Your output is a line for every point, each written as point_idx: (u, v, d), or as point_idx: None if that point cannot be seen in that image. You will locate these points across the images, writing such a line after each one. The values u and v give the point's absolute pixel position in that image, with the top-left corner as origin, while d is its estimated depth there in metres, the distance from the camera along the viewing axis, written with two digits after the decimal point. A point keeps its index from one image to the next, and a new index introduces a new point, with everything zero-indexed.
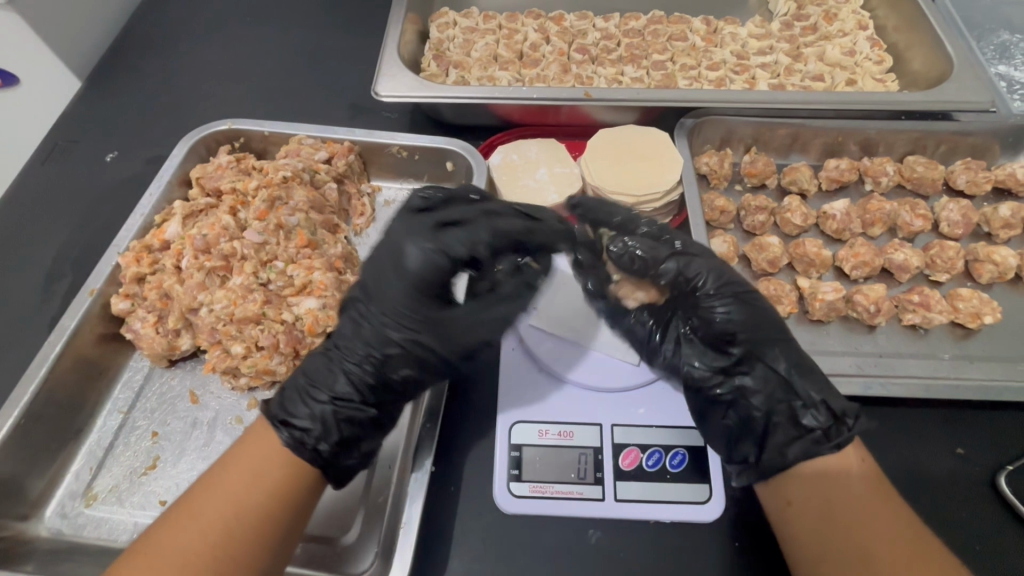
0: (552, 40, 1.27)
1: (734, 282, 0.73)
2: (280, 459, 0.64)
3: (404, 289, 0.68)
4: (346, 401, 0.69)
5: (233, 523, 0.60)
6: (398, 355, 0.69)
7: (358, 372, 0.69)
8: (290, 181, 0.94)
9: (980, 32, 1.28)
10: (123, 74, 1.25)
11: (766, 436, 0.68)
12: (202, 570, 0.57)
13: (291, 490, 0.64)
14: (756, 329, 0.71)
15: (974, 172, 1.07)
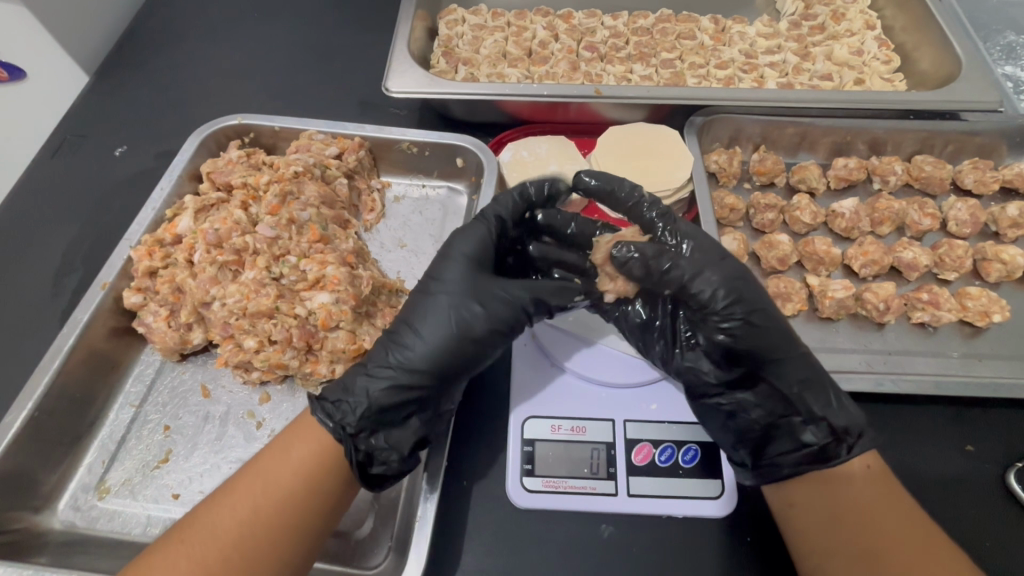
0: (561, 38, 1.27)
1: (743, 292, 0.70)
2: (312, 442, 0.67)
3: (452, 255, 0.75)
4: (378, 377, 0.69)
5: (262, 504, 0.63)
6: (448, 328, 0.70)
7: (412, 346, 0.70)
8: (301, 176, 0.94)
9: (986, 33, 1.28)
10: (131, 69, 1.25)
11: (769, 440, 0.72)
12: (231, 546, 0.60)
13: (319, 473, 0.66)
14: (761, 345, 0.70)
15: (982, 172, 1.07)
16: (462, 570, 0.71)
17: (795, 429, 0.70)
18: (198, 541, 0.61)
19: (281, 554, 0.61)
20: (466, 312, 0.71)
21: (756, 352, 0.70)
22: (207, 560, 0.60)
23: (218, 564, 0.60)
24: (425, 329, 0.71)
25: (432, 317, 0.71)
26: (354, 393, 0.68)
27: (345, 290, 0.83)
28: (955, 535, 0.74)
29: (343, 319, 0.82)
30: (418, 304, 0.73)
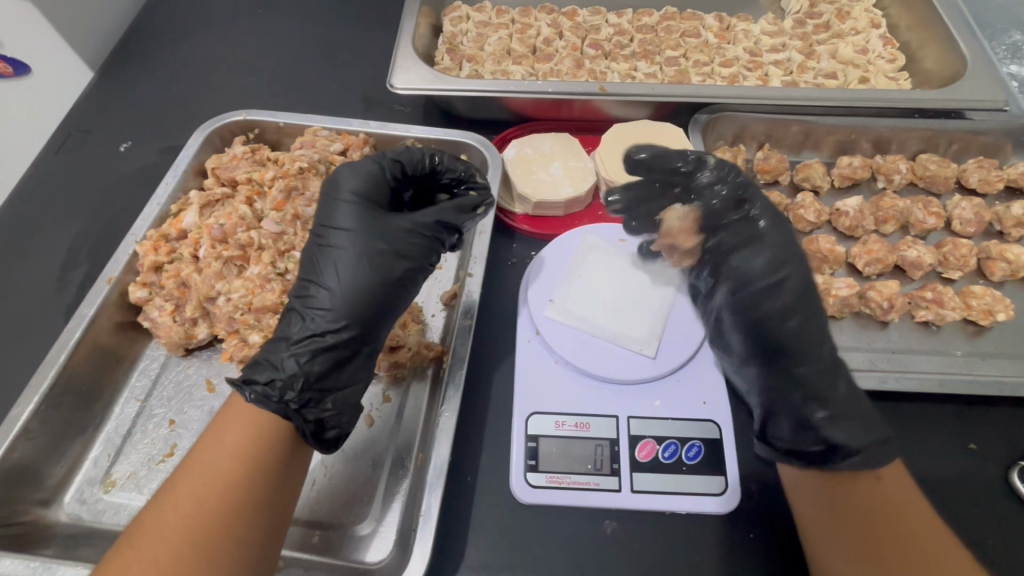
0: (565, 36, 1.27)
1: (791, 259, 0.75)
2: (240, 420, 0.65)
3: (353, 217, 0.77)
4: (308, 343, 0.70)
5: (205, 490, 0.60)
6: (366, 270, 0.74)
7: (330, 297, 0.73)
8: (306, 172, 0.95)
9: (992, 32, 1.28)
10: (136, 65, 1.25)
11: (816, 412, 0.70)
12: (184, 542, 0.57)
13: (254, 450, 0.63)
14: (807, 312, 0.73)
15: (987, 171, 1.07)
16: (466, 564, 0.72)
17: (853, 416, 0.69)
18: (147, 541, 0.57)
19: (235, 536, 0.59)
20: (379, 256, 0.75)
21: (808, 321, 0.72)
22: (160, 559, 0.56)
23: (171, 560, 0.56)
24: (341, 279, 0.73)
25: (346, 268, 0.74)
26: (286, 362, 0.68)
27: None
28: (959, 533, 0.74)
29: None
30: (323, 254, 0.75)
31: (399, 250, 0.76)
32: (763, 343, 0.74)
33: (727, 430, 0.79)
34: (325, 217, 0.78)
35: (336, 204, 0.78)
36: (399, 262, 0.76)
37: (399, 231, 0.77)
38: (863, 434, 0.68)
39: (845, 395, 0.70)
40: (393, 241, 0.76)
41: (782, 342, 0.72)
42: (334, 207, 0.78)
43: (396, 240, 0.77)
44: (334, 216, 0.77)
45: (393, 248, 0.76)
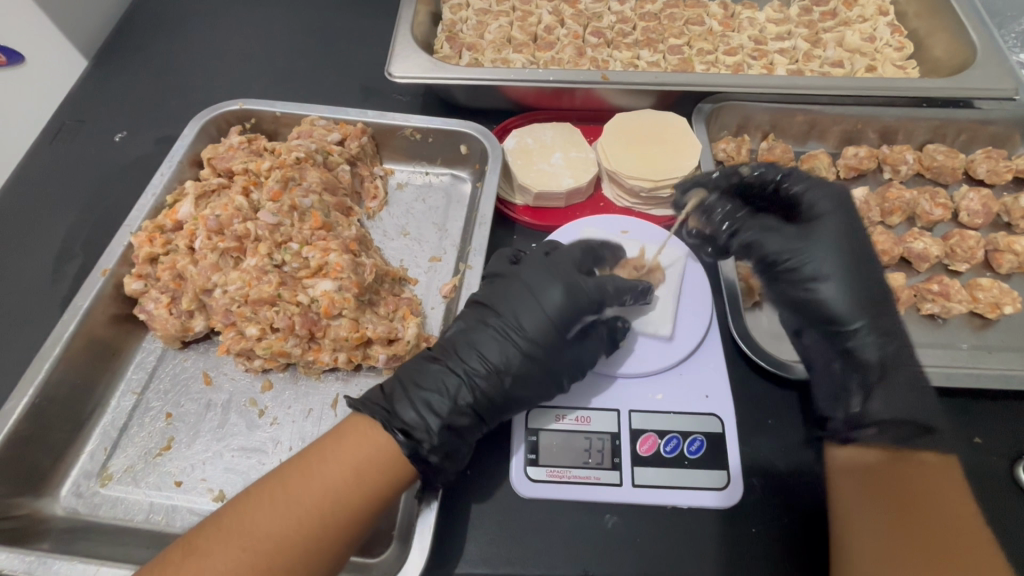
0: (567, 23, 1.25)
1: (852, 238, 0.78)
2: (382, 461, 0.65)
3: (539, 315, 0.75)
4: (458, 415, 0.71)
5: (328, 520, 0.61)
6: (531, 381, 0.74)
7: (498, 392, 0.73)
8: (303, 162, 0.93)
9: (1002, 20, 1.25)
10: (130, 53, 1.23)
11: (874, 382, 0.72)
12: (289, 559, 0.59)
13: (383, 491, 0.65)
14: (875, 298, 0.75)
15: (995, 162, 1.05)
16: (466, 560, 0.71)
17: (907, 384, 0.71)
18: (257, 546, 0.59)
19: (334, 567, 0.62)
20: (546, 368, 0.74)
21: (873, 298, 0.75)
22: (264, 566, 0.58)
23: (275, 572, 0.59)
24: (514, 380, 0.73)
25: (510, 353, 0.73)
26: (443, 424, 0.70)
27: (348, 278, 0.82)
28: None
29: (345, 307, 0.81)
30: (498, 338, 0.74)
31: (567, 362, 0.76)
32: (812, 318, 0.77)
33: (729, 424, 0.78)
34: (530, 301, 0.76)
35: (530, 303, 0.76)
36: (559, 376, 0.75)
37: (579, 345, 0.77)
38: (917, 404, 0.70)
39: (896, 368, 0.72)
40: (560, 358, 0.75)
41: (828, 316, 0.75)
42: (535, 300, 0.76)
43: (569, 351, 0.76)
44: (529, 306, 0.76)
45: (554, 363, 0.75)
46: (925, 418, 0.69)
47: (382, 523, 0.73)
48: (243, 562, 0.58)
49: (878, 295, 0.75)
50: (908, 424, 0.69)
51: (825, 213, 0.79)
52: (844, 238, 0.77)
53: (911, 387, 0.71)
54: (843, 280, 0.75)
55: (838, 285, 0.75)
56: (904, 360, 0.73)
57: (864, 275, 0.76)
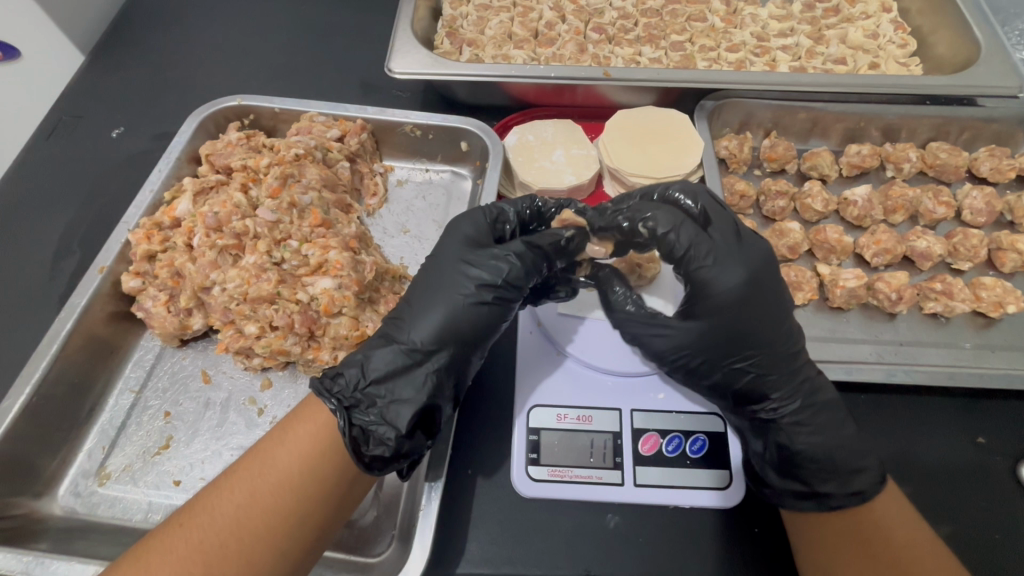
0: (568, 19, 1.24)
1: (760, 324, 0.69)
2: (313, 421, 0.65)
3: (458, 238, 0.75)
4: (379, 353, 0.68)
5: (265, 490, 0.61)
6: (445, 298, 0.70)
7: (412, 323, 0.69)
8: (302, 159, 0.92)
9: (1005, 17, 1.25)
10: (127, 48, 1.22)
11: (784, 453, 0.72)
12: (227, 536, 0.58)
13: (315, 452, 0.63)
14: (782, 385, 0.71)
15: (999, 160, 1.05)
16: (466, 560, 0.70)
17: (825, 440, 0.70)
18: (197, 524, 0.59)
19: (281, 548, 0.59)
20: (456, 282, 0.71)
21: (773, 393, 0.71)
22: (204, 546, 0.57)
23: (215, 551, 0.57)
24: (425, 305, 0.70)
25: (432, 280, 0.72)
26: (354, 366, 0.67)
27: (348, 275, 0.82)
28: (966, 527, 0.73)
29: (346, 305, 0.80)
30: (420, 277, 0.74)
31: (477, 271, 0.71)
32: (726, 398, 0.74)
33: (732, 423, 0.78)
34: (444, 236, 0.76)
35: (450, 235, 0.76)
36: (473, 284, 0.70)
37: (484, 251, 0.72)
38: (834, 460, 0.69)
39: (818, 449, 0.70)
40: (468, 270, 0.71)
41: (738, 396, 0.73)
42: (451, 236, 0.75)
43: (476, 258, 0.72)
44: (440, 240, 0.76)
45: (466, 277, 0.71)
46: (846, 471, 0.68)
47: (385, 521, 0.73)
48: (185, 548, 0.57)
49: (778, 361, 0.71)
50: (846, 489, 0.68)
51: (730, 298, 0.68)
52: (745, 322, 0.69)
53: (818, 454, 0.70)
54: (737, 361, 0.71)
55: (740, 384, 0.72)
56: (818, 419, 0.71)
57: (772, 353, 0.70)
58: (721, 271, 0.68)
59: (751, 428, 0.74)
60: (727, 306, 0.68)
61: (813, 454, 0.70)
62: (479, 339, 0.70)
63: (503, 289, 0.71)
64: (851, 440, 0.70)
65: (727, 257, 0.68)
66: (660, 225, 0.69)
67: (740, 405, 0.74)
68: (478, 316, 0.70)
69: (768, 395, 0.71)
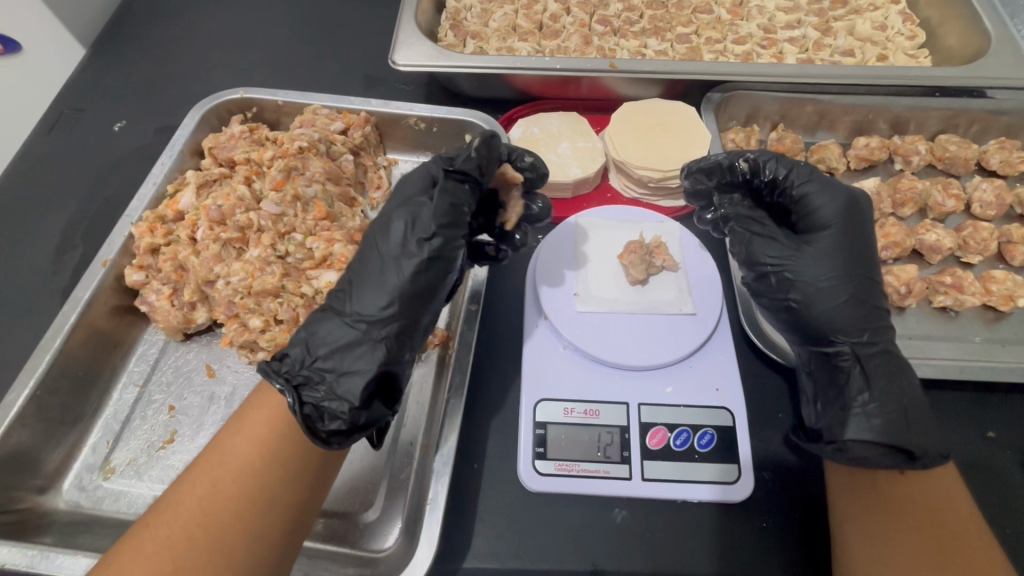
0: (573, 11, 1.22)
1: (852, 251, 0.75)
2: (268, 406, 0.64)
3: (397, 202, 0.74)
4: (330, 327, 0.67)
5: (228, 479, 0.60)
6: (386, 262, 0.69)
7: (358, 293, 0.68)
8: (306, 151, 0.91)
9: (1015, 8, 1.23)
10: (129, 42, 1.21)
11: (858, 392, 0.69)
12: (195, 530, 0.57)
13: (273, 434, 0.63)
14: (862, 320, 0.72)
15: (1008, 153, 1.04)
16: (473, 555, 0.70)
17: (895, 398, 0.68)
18: (163, 521, 0.58)
19: (253, 535, 0.58)
20: (390, 245, 0.70)
21: (857, 326, 0.72)
22: (173, 542, 0.56)
23: (185, 546, 0.56)
24: (366, 274, 0.69)
25: (376, 247, 0.71)
26: (303, 341, 0.66)
27: None
28: None
29: None
30: (366, 238, 0.72)
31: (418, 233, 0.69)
32: (804, 333, 0.75)
33: (740, 417, 0.77)
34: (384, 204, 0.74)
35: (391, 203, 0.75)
36: (412, 243, 0.69)
37: (423, 210, 0.71)
38: (889, 418, 0.67)
39: (888, 388, 0.69)
40: (406, 231, 0.70)
41: (821, 329, 0.73)
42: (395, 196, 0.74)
43: (413, 220, 0.70)
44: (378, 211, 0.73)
45: (404, 238, 0.70)
46: (903, 437, 0.65)
47: (390, 516, 0.73)
48: (152, 547, 0.56)
49: (868, 292, 0.74)
50: (898, 443, 0.65)
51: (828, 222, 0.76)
52: (844, 248, 0.74)
53: (885, 407, 0.67)
54: (833, 282, 0.73)
55: (818, 316, 0.73)
56: (891, 377, 0.70)
57: (857, 292, 0.73)
58: (820, 202, 0.77)
59: (826, 377, 0.73)
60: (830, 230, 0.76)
61: (879, 407, 0.67)
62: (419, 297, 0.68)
63: (439, 240, 0.69)
64: (899, 393, 0.68)
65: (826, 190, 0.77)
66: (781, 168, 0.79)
67: (815, 343, 0.74)
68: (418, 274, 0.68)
69: (845, 330, 0.72)
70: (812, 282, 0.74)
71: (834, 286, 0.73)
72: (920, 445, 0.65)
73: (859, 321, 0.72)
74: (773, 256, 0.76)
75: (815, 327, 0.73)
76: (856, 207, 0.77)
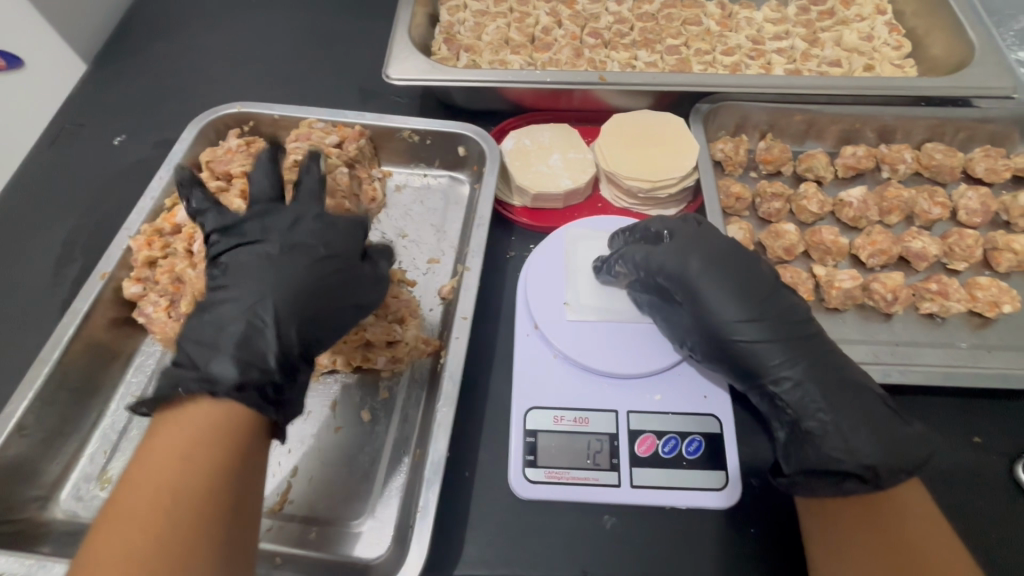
0: (564, 24, 1.25)
1: (748, 280, 0.77)
2: (204, 424, 0.57)
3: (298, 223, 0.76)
4: (259, 348, 0.65)
5: (157, 508, 0.51)
6: (269, 274, 0.70)
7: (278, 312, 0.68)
8: (301, 165, 0.94)
9: (1000, 18, 1.25)
10: (129, 58, 1.23)
11: (815, 428, 0.70)
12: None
13: (218, 453, 0.55)
14: (785, 351, 0.73)
15: (994, 160, 1.05)
16: (465, 562, 0.71)
17: (850, 411, 0.69)
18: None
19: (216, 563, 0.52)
20: (290, 264, 0.72)
21: (783, 359, 0.73)
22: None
23: None
24: (274, 283, 0.70)
25: (291, 269, 0.71)
26: (188, 349, 0.65)
27: None
28: (963, 526, 0.73)
29: None
30: (236, 269, 0.72)
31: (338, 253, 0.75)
32: (745, 379, 0.76)
33: (727, 425, 0.78)
34: (257, 225, 0.75)
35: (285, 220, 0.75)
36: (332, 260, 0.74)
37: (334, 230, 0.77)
38: (856, 434, 0.67)
39: (833, 407, 0.69)
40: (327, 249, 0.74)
41: (761, 375, 0.74)
42: (273, 215, 0.76)
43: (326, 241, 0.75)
44: (249, 229, 0.75)
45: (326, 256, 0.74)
46: (887, 455, 0.66)
47: (382, 524, 0.74)
48: None
49: (783, 318, 0.75)
50: (872, 463, 0.65)
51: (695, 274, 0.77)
52: (734, 286, 0.76)
53: (846, 432, 0.68)
54: (744, 330, 0.74)
55: (751, 367, 0.75)
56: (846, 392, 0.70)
57: (767, 328, 0.74)
58: (682, 256, 0.78)
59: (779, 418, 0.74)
60: (721, 268, 0.77)
61: (833, 429, 0.69)
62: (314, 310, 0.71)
63: (337, 261, 0.74)
64: (848, 413, 0.69)
65: (688, 241, 0.80)
66: (659, 231, 0.84)
67: (756, 386, 0.75)
68: (320, 283, 0.72)
69: (776, 373, 0.73)
70: (738, 335, 0.74)
71: (747, 332, 0.74)
72: (884, 460, 0.65)
73: (782, 357, 0.73)
74: (694, 325, 0.78)
75: (751, 377, 0.75)
76: (716, 238, 0.80)
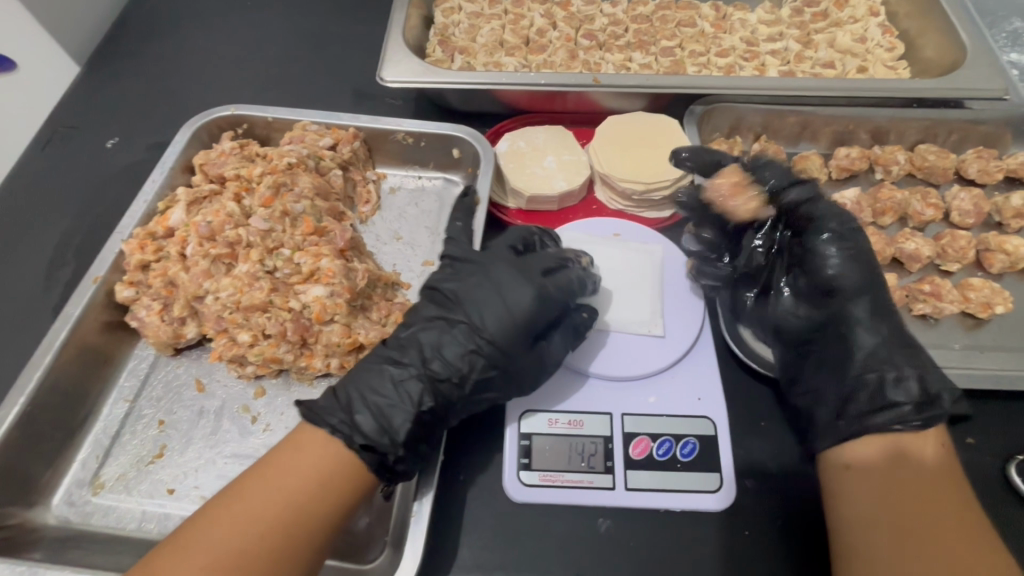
0: (559, 26, 1.25)
1: (859, 241, 0.79)
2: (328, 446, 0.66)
3: (508, 270, 0.76)
4: (377, 404, 0.69)
5: (249, 525, 0.60)
6: (444, 348, 0.71)
7: (408, 369, 0.70)
8: (295, 167, 0.93)
9: (993, 20, 1.26)
10: (122, 60, 1.23)
11: (873, 373, 0.71)
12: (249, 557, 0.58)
13: (335, 471, 0.64)
14: (866, 295, 0.76)
15: (986, 161, 1.06)
16: (459, 566, 0.71)
17: (906, 362, 0.71)
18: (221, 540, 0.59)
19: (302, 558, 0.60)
20: (421, 334, 0.73)
21: (853, 303, 0.76)
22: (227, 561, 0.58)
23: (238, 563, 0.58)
24: (422, 338, 0.73)
25: (427, 328, 0.73)
26: (336, 392, 0.70)
27: (340, 283, 0.82)
28: None
29: (337, 313, 0.81)
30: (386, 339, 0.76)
31: (480, 303, 0.73)
32: (818, 318, 0.79)
33: (721, 427, 0.78)
34: (461, 287, 0.75)
35: (485, 270, 0.76)
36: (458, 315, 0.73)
37: (518, 276, 0.75)
38: (915, 380, 0.69)
39: (890, 354, 0.72)
40: (461, 303, 0.74)
41: (836, 313, 0.77)
42: (478, 266, 0.77)
43: (466, 290, 0.75)
44: (447, 291, 0.75)
45: (450, 311, 0.74)
46: (928, 390, 0.68)
47: (376, 527, 0.74)
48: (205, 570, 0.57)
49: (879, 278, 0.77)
50: (919, 404, 0.67)
51: (821, 216, 0.80)
52: (848, 239, 0.78)
53: (878, 362, 0.72)
54: (834, 269, 0.77)
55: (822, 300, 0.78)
56: (881, 319, 0.75)
57: (864, 275, 0.77)
58: (815, 203, 0.81)
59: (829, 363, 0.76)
60: (829, 217, 0.80)
61: (897, 377, 0.70)
62: (501, 362, 0.72)
63: (449, 318, 0.74)
64: (908, 359, 0.71)
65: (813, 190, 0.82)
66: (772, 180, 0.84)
67: (824, 327, 0.78)
68: (476, 336, 0.72)
69: (840, 304, 0.77)
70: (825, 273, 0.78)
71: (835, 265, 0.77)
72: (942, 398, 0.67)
73: (855, 294, 0.76)
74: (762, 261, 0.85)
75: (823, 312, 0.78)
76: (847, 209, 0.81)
